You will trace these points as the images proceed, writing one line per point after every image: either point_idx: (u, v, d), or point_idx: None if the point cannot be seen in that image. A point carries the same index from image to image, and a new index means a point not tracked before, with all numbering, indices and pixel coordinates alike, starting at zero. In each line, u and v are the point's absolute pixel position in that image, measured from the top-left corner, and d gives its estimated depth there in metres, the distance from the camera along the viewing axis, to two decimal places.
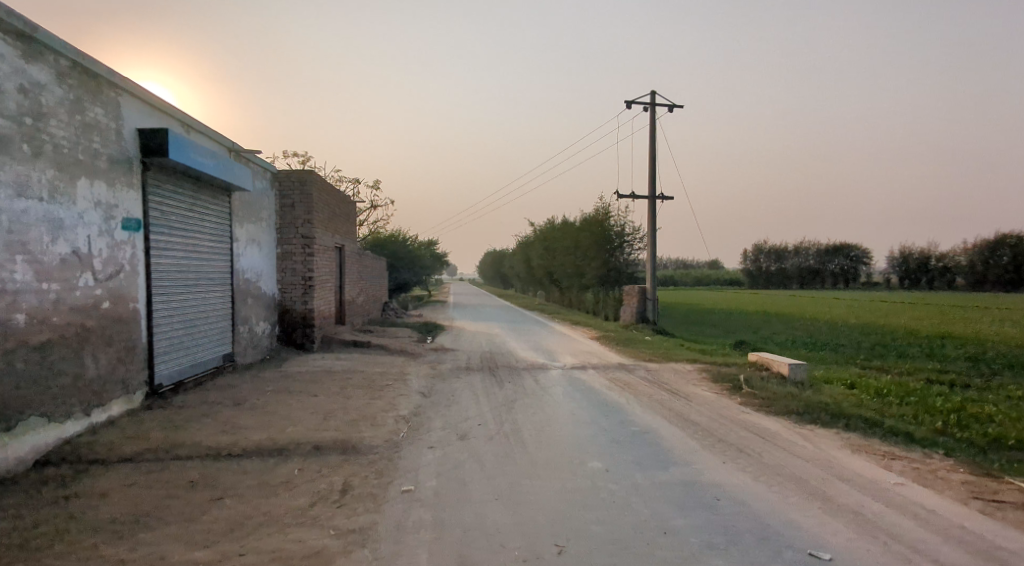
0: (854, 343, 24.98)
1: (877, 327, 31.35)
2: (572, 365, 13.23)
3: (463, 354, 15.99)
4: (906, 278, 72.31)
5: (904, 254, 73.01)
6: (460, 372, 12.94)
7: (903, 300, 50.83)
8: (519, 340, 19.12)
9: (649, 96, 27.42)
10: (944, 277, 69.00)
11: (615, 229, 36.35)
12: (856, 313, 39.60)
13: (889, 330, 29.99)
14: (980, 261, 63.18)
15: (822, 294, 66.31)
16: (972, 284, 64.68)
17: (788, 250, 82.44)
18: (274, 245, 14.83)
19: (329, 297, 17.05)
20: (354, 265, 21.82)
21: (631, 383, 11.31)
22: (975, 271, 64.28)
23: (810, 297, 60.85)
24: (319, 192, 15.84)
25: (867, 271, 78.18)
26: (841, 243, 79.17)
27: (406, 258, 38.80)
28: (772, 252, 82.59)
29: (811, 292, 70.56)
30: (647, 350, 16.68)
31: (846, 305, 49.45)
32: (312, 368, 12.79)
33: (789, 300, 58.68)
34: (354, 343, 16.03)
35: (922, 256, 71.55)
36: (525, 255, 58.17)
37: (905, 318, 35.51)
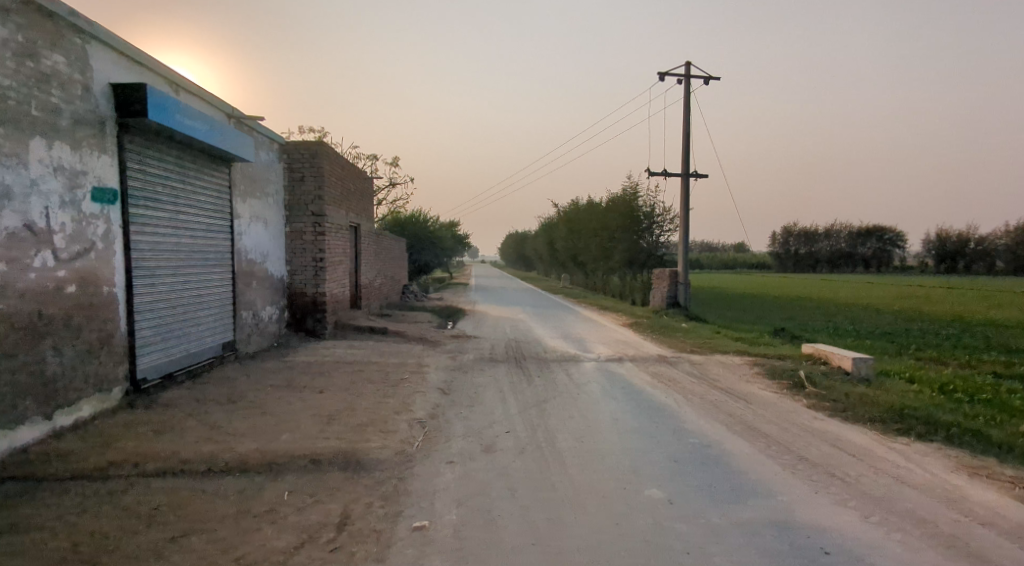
0: (901, 331, 23.40)
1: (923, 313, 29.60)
2: (607, 356, 11.98)
3: (487, 343, 14.80)
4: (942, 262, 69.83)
5: (941, 237, 70.47)
6: (484, 363, 11.74)
7: (943, 286, 48.72)
8: (546, 327, 17.90)
9: (683, 68, 25.86)
10: (983, 261, 66.46)
11: (644, 210, 34.83)
12: (897, 299, 37.77)
13: (937, 316, 28.27)
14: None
15: (855, 279, 64.16)
16: (1014, 269, 62.15)
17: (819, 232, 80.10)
18: (283, 223, 13.69)
19: (344, 280, 15.91)
20: (371, 246, 20.65)
21: (676, 379, 10.02)
22: (1017, 256, 61.73)
23: (843, 282, 58.79)
24: (332, 166, 14.66)
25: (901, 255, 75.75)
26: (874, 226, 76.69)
27: (427, 240, 37.67)
28: (802, 235, 80.30)
29: (844, 276, 68.38)
30: (688, 339, 15.36)
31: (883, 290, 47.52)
32: (322, 358, 11.65)
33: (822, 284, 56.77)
34: (370, 330, 14.89)
35: (960, 239, 69.01)
36: (548, 237, 56.75)
37: (951, 304, 33.62)
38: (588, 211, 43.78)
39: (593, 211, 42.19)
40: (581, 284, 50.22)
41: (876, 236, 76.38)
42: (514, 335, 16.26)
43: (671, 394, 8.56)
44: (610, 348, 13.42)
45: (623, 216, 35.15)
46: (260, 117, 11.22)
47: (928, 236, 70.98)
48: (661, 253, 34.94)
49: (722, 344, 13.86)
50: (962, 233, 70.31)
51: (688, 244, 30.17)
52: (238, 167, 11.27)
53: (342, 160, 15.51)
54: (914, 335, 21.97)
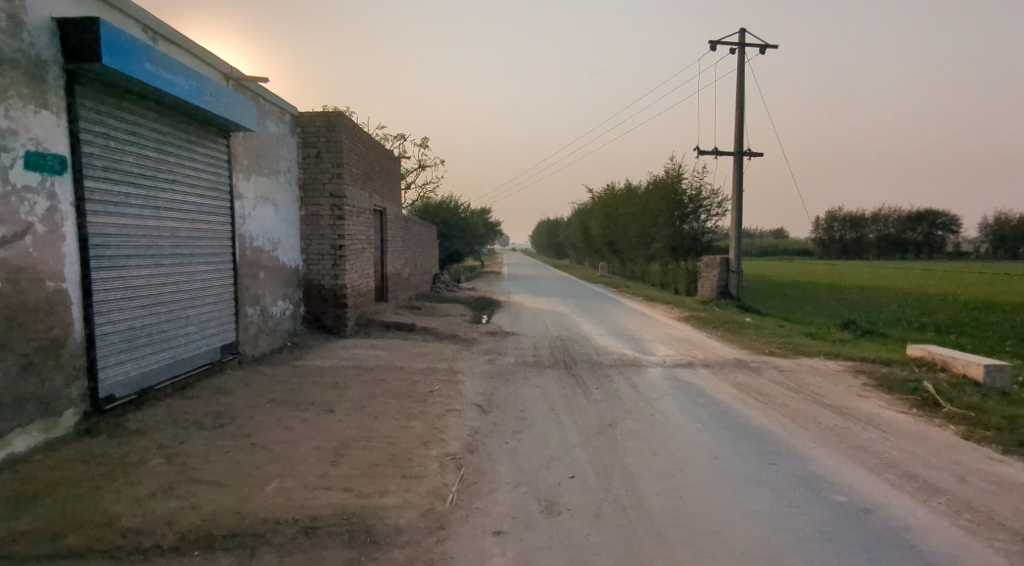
0: (986, 326, 21.07)
1: (1002, 305, 27.07)
2: (674, 362, 10.13)
3: (529, 342, 13.03)
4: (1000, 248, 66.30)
5: (1000, 221, 66.94)
6: (529, 369, 9.96)
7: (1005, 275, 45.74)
8: (593, 322, 16.08)
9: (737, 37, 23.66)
10: None
11: (689, 193, 32.65)
12: (963, 290, 35.10)
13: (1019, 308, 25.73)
14: None
15: (907, 266, 61.01)
16: None
17: (865, 217, 76.58)
18: (297, 205, 12.01)
19: (368, 271, 14.25)
20: (398, 232, 18.94)
21: (769, 393, 8.14)
22: None
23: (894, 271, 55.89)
24: (352, 141, 12.95)
25: (954, 241, 72.40)
26: (925, 211, 73.06)
27: (458, 226, 35.97)
28: (848, 220, 76.81)
29: (894, 263, 65.25)
30: (758, 338, 13.40)
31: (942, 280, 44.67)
32: (340, 361, 9.99)
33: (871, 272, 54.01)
34: (397, 326, 13.20)
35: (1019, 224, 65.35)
36: (584, 224, 54.69)
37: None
38: (626, 196, 41.62)
39: (632, 195, 40.04)
40: (618, 272, 48.15)
41: (928, 220, 72.88)
42: (558, 331, 14.46)
43: (773, 419, 6.69)
44: (672, 349, 11.54)
45: (665, 200, 33.05)
46: (264, 77, 9.47)
47: (981, 220, 67.46)
48: (707, 240, 32.75)
49: (804, 345, 11.93)
50: (1019, 217, 66.66)
51: (738, 229, 27.99)
52: (241, 137, 9.56)
53: (363, 135, 13.78)
54: (1001, 330, 19.61)
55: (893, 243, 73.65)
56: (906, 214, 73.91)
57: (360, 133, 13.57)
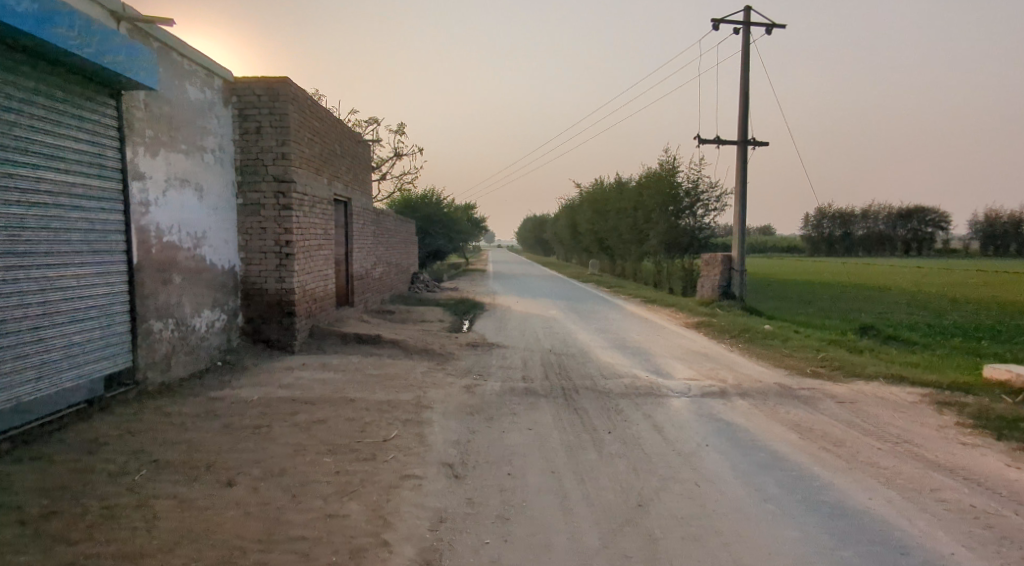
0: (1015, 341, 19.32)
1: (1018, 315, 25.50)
2: (702, 392, 8.01)
3: (518, 358, 10.86)
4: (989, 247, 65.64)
5: (986, 220, 66.32)
6: (519, 400, 7.78)
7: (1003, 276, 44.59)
8: (590, 331, 13.92)
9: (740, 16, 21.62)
10: None
11: (685, 187, 30.58)
12: (967, 293, 33.59)
13: None
14: None
15: (898, 264, 59.76)
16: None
17: (855, 214, 75.20)
18: (231, 193, 9.60)
19: (325, 272, 11.92)
20: (368, 227, 16.66)
21: (845, 443, 6.07)
22: None
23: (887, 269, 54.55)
24: (302, 115, 10.56)
25: (944, 238, 71.41)
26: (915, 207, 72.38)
27: (441, 223, 33.78)
28: (836, 217, 75.42)
29: (885, 261, 64.02)
30: (789, 355, 11.30)
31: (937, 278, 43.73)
32: (276, 388, 7.74)
33: (864, 270, 52.46)
34: (359, 339, 10.93)
35: (1006, 223, 64.74)
36: (571, 219, 52.59)
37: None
38: (618, 191, 39.52)
39: (624, 191, 37.92)
40: (608, 270, 46.16)
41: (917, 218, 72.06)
42: (552, 344, 12.29)
43: (877, 499, 4.60)
44: (694, 371, 9.43)
45: (660, 195, 30.96)
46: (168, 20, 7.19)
47: (973, 217, 66.34)
48: (705, 236, 30.73)
49: (855, 367, 9.84)
50: (1013, 215, 65.72)
51: (740, 226, 26.00)
52: (142, 99, 7.23)
53: (318, 110, 11.45)
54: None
55: (884, 241, 72.37)
56: (896, 212, 72.52)
57: (314, 107, 11.19)
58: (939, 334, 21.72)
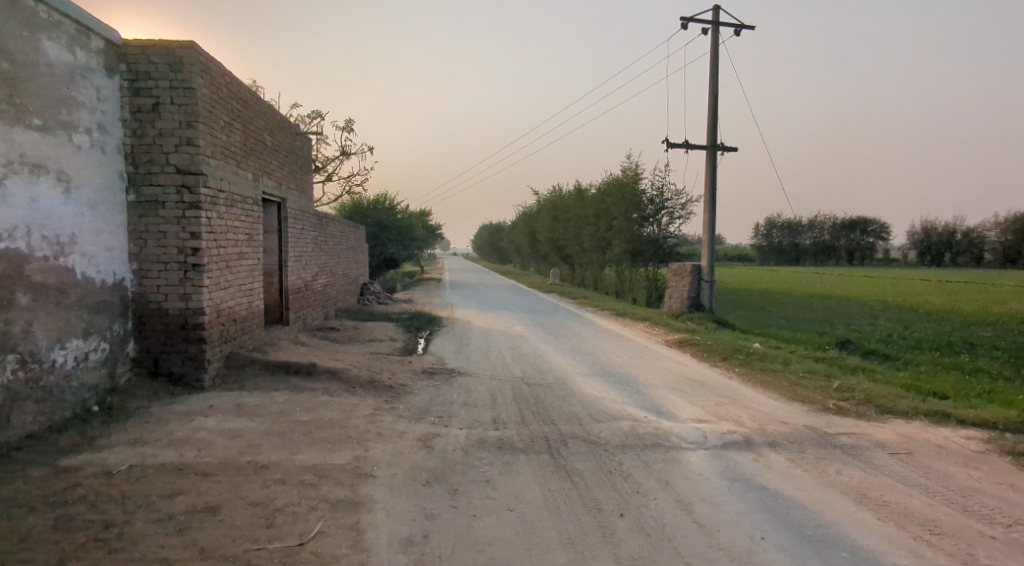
0: (998, 357, 18.30)
1: (988, 327, 24.73)
2: (722, 442, 6.33)
3: (484, 391, 9.03)
4: (933, 254, 66.48)
5: (929, 228, 67.10)
6: (491, 459, 5.95)
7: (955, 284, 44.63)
8: (563, 353, 12.13)
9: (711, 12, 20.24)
10: (974, 252, 62.96)
11: (649, 195, 28.84)
12: (929, 303, 32.99)
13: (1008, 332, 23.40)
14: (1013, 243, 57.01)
15: (850, 272, 59.84)
16: (1003, 262, 58.63)
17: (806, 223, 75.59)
18: (119, 187, 7.55)
19: (250, 286, 9.88)
20: (308, 232, 14.61)
21: (936, 537, 4.51)
22: (1005, 249, 58.03)
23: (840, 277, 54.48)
24: (217, 93, 8.57)
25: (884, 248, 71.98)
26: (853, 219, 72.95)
27: (393, 230, 31.67)
28: (786, 226, 75.75)
29: (836, 270, 64.22)
30: (797, 381, 9.70)
31: (892, 286, 43.22)
32: (164, 448, 5.78)
33: (816, 278, 52.21)
34: (289, 369, 8.89)
35: (950, 231, 65.65)
36: (529, 227, 50.99)
37: (999, 312, 29.11)
38: (578, 197, 37.91)
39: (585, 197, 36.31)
40: (568, 279, 44.69)
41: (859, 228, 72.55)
42: (521, 371, 10.47)
43: None
44: (700, 409, 7.76)
45: (624, 201, 29.40)
46: None
47: (920, 226, 67.00)
48: (670, 245, 29.28)
49: (886, 399, 8.24)
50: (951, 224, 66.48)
51: (710, 234, 24.58)
52: None
53: (238, 88, 9.48)
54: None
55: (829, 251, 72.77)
56: (841, 222, 73.04)
57: (233, 84, 9.19)
58: (919, 347, 20.62)
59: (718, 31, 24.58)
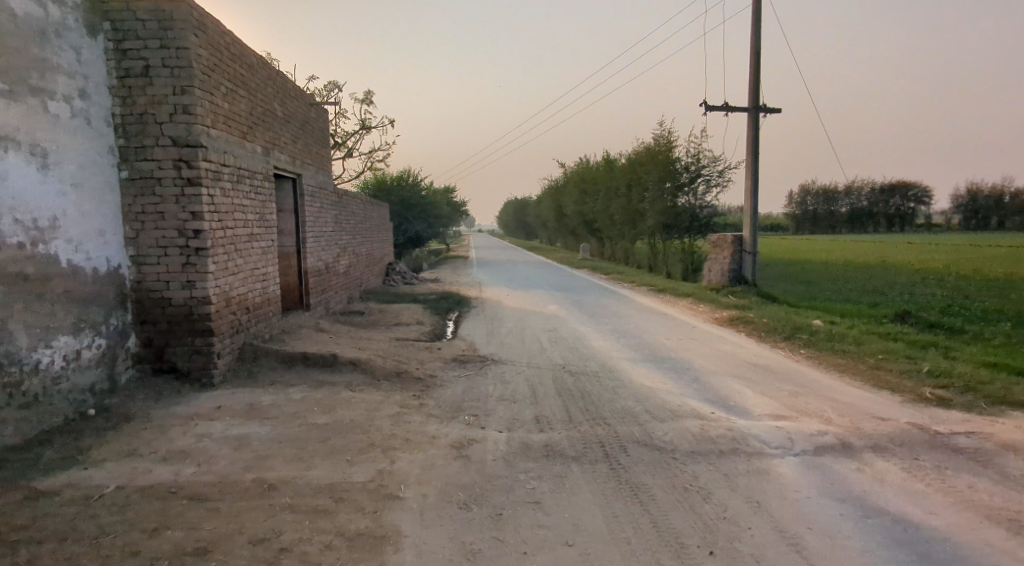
0: None
1: None
2: (811, 445, 5.36)
3: (523, 382, 8.10)
4: (972, 219, 64.13)
5: (970, 192, 64.68)
6: (539, 472, 5.02)
7: (1001, 249, 42.72)
8: (605, 335, 11.16)
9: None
10: (1018, 216, 60.46)
11: (684, 164, 27.57)
12: (980, 271, 31.32)
13: None
14: None
15: (888, 240, 57.97)
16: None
17: (839, 191, 73.40)
18: (110, 163, 6.73)
19: (263, 270, 9.03)
20: (328, 211, 13.75)
21: None
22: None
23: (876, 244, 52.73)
24: (214, 57, 7.81)
25: (922, 214, 69.58)
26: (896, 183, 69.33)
27: (418, 206, 30.82)
28: (820, 194, 73.69)
29: (873, 237, 62.21)
30: (874, 365, 8.65)
31: (936, 253, 41.38)
32: (157, 461, 4.93)
33: (852, 246, 50.49)
34: (308, 361, 8.01)
35: (991, 195, 63.14)
36: (556, 200, 49.82)
37: None
38: (608, 169, 36.64)
39: (615, 168, 35.07)
40: (598, 253, 43.56)
41: (898, 194, 69.31)
42: (562, 357, 9.54)
43: None
44: (773, 403, 6.77)
45: (657, 172, 28.13)
46: None
47: (961, 190, 64.53)
48: (707, 216, 27.97)
49: (989, 389, 7.16)
50: (993, 188, 63.86)
51: (751, 204, 23.29)
52: None
53: (237, 52, 8.67)
54: None
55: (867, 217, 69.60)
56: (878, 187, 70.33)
57: (230, 46, 8.38)
58: (979, 319, 19.33)
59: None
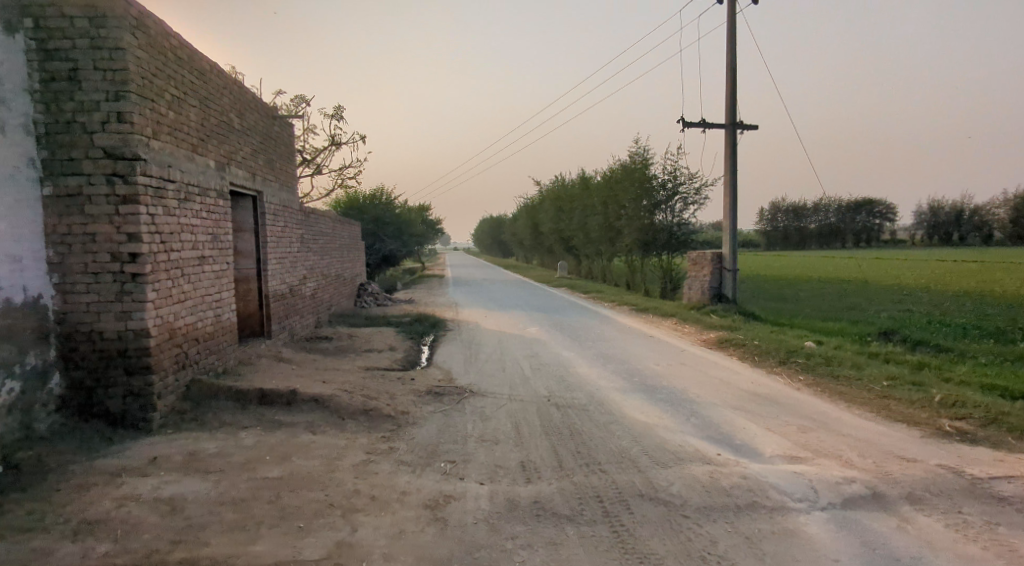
0: None
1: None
2: (839, 496, 4.68)
3: (505, 419, 7.33)
4: (937, 234, 65.00)
5: (934, 208, 65.60)
6: (529, 538, 4.26)
7: (968, 264, 43.07)
8: (589, 362, 10.43)
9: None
10: (982, 230, 61.31)
11: (660, 181, 27.04)
12: (953, 286, 31.29)
13: None
14: (1015, 222, 55.43)
15: (858, 255, 58.39)
16: (1010, 240, 56.87)
17: (808, 208, 74.20)
18: (29, 177, 6.02)
19: (215, 296, 8.20)
20: (294, 230, 12.93)
21: None
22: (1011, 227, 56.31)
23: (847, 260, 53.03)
24: (156, 60, 7.13)
25: (889, 229, 70.40)
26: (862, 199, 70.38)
27: (392, 225, 30.04)
28: (790, 211, 74.47)
29: (842, 253, 62.66)
30: (883, 393, 8.02)
31: (906, 269, 41.56)
32: (67, 536, 4.09)
33: (823, 262, 50.71)
34: (264, 398, 7.17)
35: (954, 210, 64.05)
36: (531, 218, 49.40)
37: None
38: (584, 187, 36.14)
39: (591, 186, 34.58)
40: (575, 271, 43.06)
41: (864, 210, 70.36)
42: (546, 387, 8.79)
43: None
44: (784, 442, 6.08)
45: (634, 189, 27.61)
46: None
47: (926, 206, 65.41)
48: (685, 233, 27.43)
49: (1017, 420, 6.54)
50: (956, 203, 64.81)
51: (731, 221, 22.85)
52: None
53: (184, 58, 7.96)
54: None
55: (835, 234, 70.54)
56: (845, 204, 71.28)
57: (176, 50, 7.71)
58: (964, 336, 18.99)
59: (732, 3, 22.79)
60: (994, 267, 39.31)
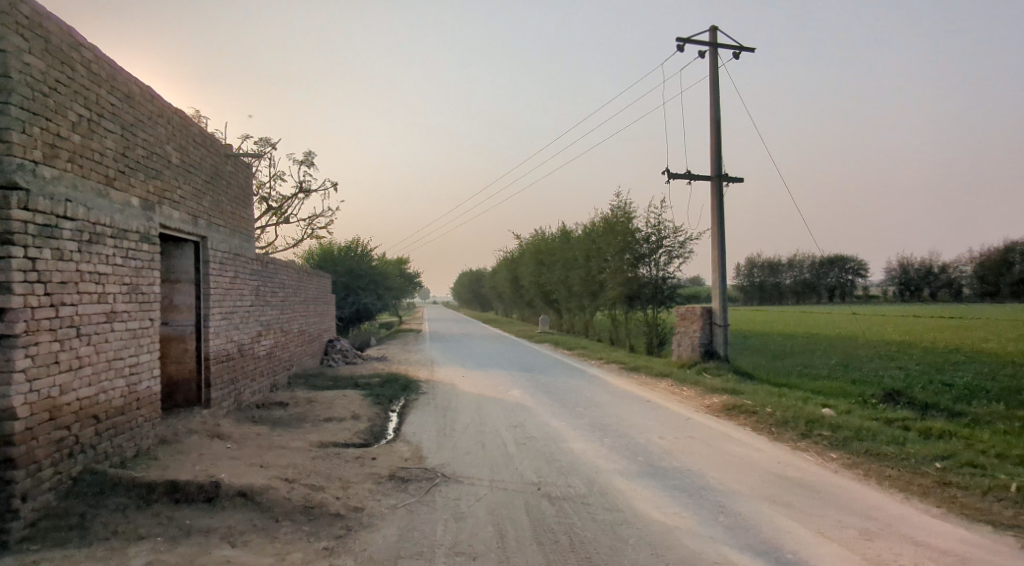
0: None
1: None
2: None
3: (486, 517, 5.82)
4: (906, 290, 64.68)
5: (904, 265, 65.53)
6: None
7: (945, 320, 42.32)
8: (582, 435, 8.92)
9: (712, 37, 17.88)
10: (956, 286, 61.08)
11: (643, 234, 25.98)
12: (943, 342, 30.29)
13: None
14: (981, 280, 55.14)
15: (835, 310, 57.76)
16: (978, 297, 56.42)
17: (785, 263, 73.94)
18: None
19: (130, 361, 6.65)
20: (247, 282, 11.45)
21: None
22: (980, 284, 55.94)
23: (824, 316, 52.27)
24: (57, 69, 5.75)
25: (866, 285, 70.17)
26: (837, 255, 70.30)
27: (367, 277, 28.59)
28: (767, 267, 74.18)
29: (821, 307, 62.08)
30: (943, 479, 6.61)
31: (887, 325, 40.71)
32: None
33: (801, 318, 49.84)
34: (179, 495, 5.66)
35: (923, 267, 63.90)
36: (510, 272, 48.24)
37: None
38: (565, 240, 35.07)
39: (572, 239, 33.51)
40: (556, 326, 41.76)
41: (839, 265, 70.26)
42: (535, 470, 7.29)
43: None
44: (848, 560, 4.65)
45: (617, 242, 26.52)
46: None
47: (898, 263, 65.27)
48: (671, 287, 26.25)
49: None
50: (926, 260, 64.80)
51: (721, 275, 21.71)
52: None
53: (104, 73, 6.54)
54: None
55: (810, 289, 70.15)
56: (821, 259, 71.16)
57: (91, 64, 6.26)
58: (973, 397, 17.72)
59: (717, 53, 21.95)
60: (972, 323, 38.52)
